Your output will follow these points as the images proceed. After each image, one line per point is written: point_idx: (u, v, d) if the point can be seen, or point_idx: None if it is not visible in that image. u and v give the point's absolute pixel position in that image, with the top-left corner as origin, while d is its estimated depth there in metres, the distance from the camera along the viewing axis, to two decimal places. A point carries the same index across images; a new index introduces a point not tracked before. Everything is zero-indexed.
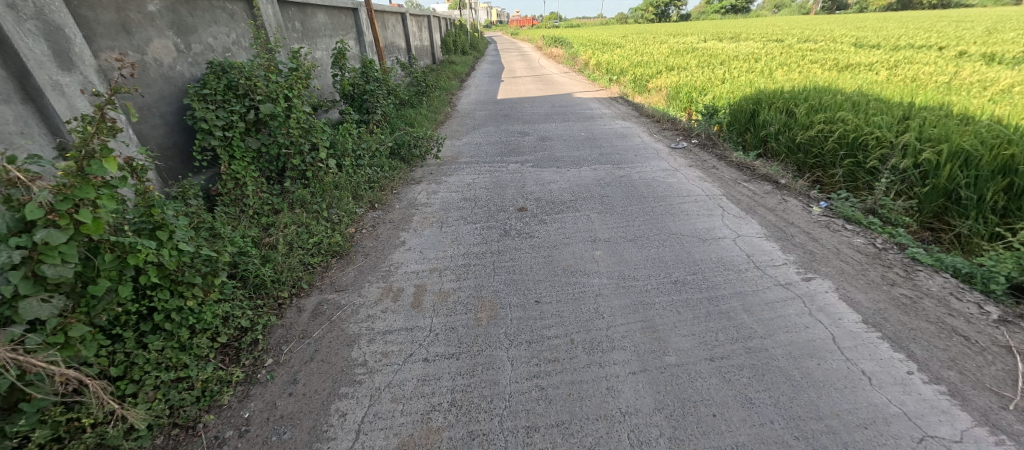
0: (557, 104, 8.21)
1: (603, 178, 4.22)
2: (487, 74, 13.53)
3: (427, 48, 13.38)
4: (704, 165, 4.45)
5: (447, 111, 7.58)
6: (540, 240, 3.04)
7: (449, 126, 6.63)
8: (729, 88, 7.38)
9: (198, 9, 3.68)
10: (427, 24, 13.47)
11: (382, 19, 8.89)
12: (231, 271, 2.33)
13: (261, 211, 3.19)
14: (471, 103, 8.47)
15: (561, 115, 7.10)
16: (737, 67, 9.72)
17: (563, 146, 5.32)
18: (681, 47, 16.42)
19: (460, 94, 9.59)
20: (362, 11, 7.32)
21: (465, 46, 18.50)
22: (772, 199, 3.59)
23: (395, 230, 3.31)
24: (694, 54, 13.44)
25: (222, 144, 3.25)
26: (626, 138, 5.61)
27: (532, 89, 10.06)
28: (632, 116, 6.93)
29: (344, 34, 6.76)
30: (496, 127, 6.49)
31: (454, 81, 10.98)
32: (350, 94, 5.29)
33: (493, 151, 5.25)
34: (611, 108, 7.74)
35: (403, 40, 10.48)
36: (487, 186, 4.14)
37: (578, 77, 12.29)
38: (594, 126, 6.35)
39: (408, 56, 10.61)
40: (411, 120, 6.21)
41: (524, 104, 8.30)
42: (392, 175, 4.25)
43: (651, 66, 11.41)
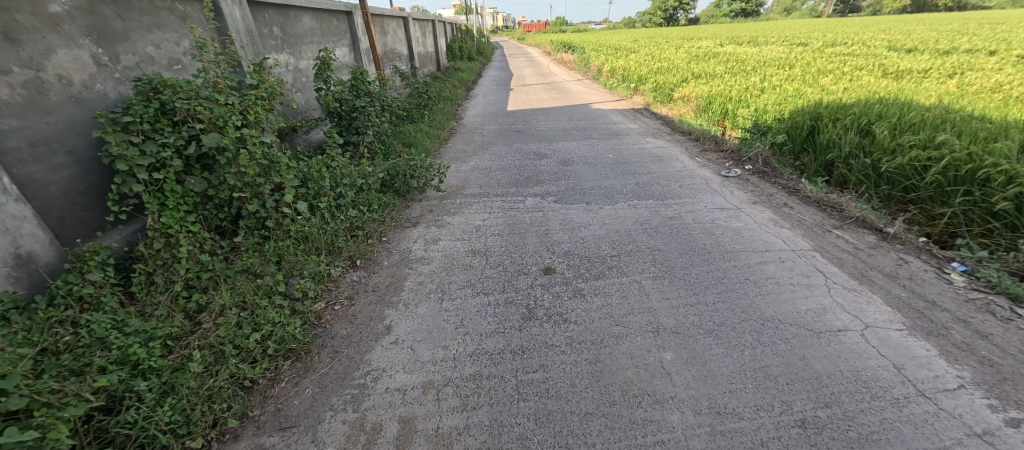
0: (575, 117, 7.31)
1: (647, 221, 3.32)
2: (496, 82, 12.74)
3: (431, 55, 12.62)
4: (773, 203, 3.54)
5: (452, 127, 6.72)
6: (581, 329, 2.15)
7: (453, 146, 5.76)
8: (775, 100, 6.42)
9: (132, 12, 2.87)
10: (431, 30, 12.67)
11: (381, 25, 8.09)
12: (104, 422, 1.48)
13: (194, 285, 2.33)
14: (478, 115, 7.64)
15: (582, 131, 6.22)
16: (773, 74, 8.80)
17: (589, 173, 4.44)
18: (700, 52, 15.46)
19: (466, 105, 8.78)
20: (357, 15, 6.52)
21: (471, 52, 17.77)
22: (887, 259, 2.66)
23: (379, 305, 2.44)
24: (717, 59, 12.54)
25: (146, 190, 2.41)
26: (664, 162, 4.72)
27: (546, 99, 9.17)
28: (664, 132, 6.02)
29: (334, 41, 5.94)
30: (508, 147, 5.61)
31: (460, 91, 10.15)
32: (336, 111, 4.43)
33: (506, 180, 4.38)
34: (637, 122, 6.85)
35: (404, 47, 9.68)
36: (501, 231, 3.27)
37: (593, 84, 11.44)
38: (622, 145, 5.45)
39: (410, 64, 9.83)
40: (409, 139, 5.34)
41: (539, 117, 7.44)
42: (381, 217, 3.40)
43: (674, 73, 10.46)
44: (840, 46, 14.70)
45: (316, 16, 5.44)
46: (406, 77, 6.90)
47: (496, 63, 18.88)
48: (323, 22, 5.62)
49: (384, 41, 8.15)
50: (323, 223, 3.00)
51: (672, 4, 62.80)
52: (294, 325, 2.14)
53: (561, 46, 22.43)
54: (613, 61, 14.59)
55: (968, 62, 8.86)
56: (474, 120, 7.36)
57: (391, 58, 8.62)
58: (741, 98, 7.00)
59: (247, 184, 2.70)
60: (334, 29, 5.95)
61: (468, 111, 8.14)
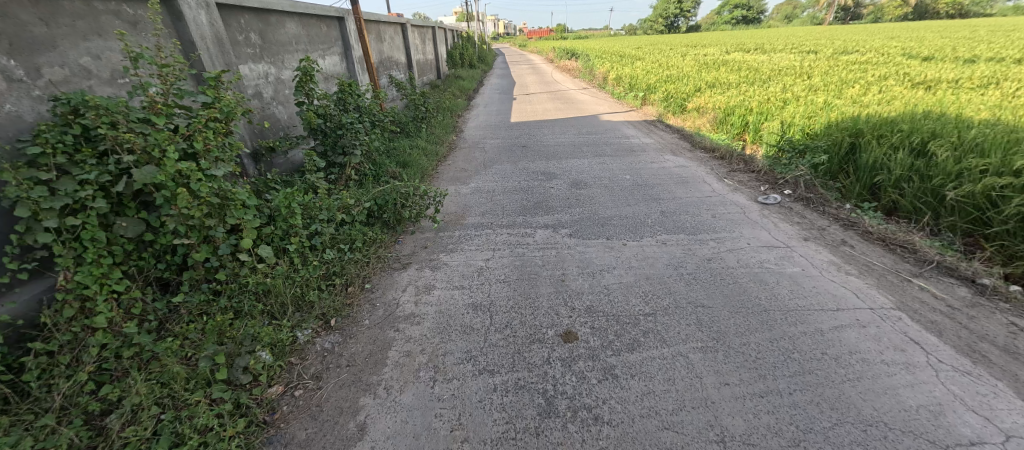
0: (584, 130, 6.79)
1: (683, 264, 2.77)
2: (498, 91, 12.27)
3: (431, 62, 12.18)
4: (828, 241, 3.00)
5: (451, 142, 6.21)
6: (618, 436, 1.60)
7: (452, 164, 5.23)
8: (805, 113, 5.88)
9: (62, 15, 2.36)
10: (431, 36, 12.22)
11: (376, 32, 7.62)
12: None
13: (110, 369, 1.79)
14: (480, 128, 7.15)
15: (593, 147, 5.70)
16: (793, 83, 8.31)
17: (606, 198, 3.92)
18: (709, 60, 15.02)
19: (468, 116, 8.29)
20: (350, 20, 6.05)
21: (473, 60, 17.36)
22: (996, 324, 2.11)
23: (352, 388, 1.89)
24: (728, 67, 12.06)
25: (58, 241, 1.87)
26: (689, 184, 4.19)
27: (551, 109, 8.66)
28: (683, 148, 5.50)
29: (323, 50, 5.45)
30: (513, 165, 5.08)
31: (461, 101, 9.66)
32: (319, 128, 3.89)
33: (512, 206, 3.84)
34: (652, 135, 6.34)
35: (402, 55, 9.22)
36: (508, 277, 2.72)
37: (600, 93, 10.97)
38: (639, 164, 4.93)
39: (408, 72, 9.37)
40: (403, 158, 4.82)
41: (545, 130, 6.92)
42: (365, 258, 2.87)
43: (685, 82, 9.95)
44: (854, 54, 14.18)
45: (301, 23, 4.95)
46: (403, 87, 6.40)
47: (498, 71, 18.45)
48: (309, 29, 5.15)
49: (379, 48, 7.67)
50: (290, 272, 2.44)
51: (673, 11, 62.79)
52: (231, 433, 1.58)
53: (565, 54, 22.00)
54: (618, 69, 14.10)
55: (1002, 72, 8.30)
56: (475, 133, 6.84)
57: (388, 67, 8.14)
58: (765, 110, 6.48)
59: (192, 228, 2.15)
60: (322, 37, 5.47)
61: (469, 123, 7.63)
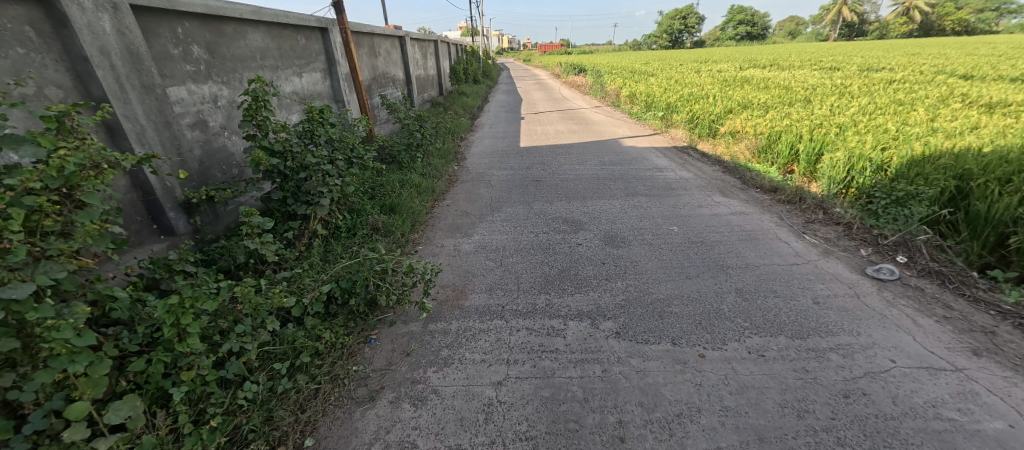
0: (606, 157, 5.85)
1: (806, 404, 1.76)
2: (504, 109, 11.41)
3: (433, 78, 11.39)
4: (1014, 359, 1.98)
5: (451, 174, 5.24)
6: None
7: (451, 205, 4.26)
8: (875, 144, 4.91)
9: None
10: (433, 51, 11.43)
11: (369, 45, 6.76)
12: None
13: None
14: (486, 155, 6.22)
15: (621, 182, 4.74)
16: (839, 104, 7.36)
17: (656, 265, 2.93)
18: (728, 77, 14.19)
19: (471, 139, 7.38)
20: (335, 32, 5.19)
21: (478, 76, 16.65)
22: None
23: None
24: (754, 85, 11.15)
25: None
26: (760, 243, 3.20)
27: (565, 132, 7.73)
28: (733, 186, 4.52)
29: (298, 66, 4.56)
30: (527, 207, 4.11)
31: (464, 121, 8.77)
32: (276, 169, 2.94)
33: (529, 277, 2.86)
34: (689, 166, 5.37)
35: (400, 71, 8.37)
36: (532, 427, 1.71)
37: (615, 113, 10.09)
38: (684, 208, 3.95)
39: (406, 89, 8.52)
40: (389, 201, 3.86)
41: (561, 158, 5.96)
42: (312, 381, 1.89)
43: (712, 101, 9.05)
44: (887, 71, 13.18)
45: (268, 33, 4.06)
46: (395, 109, 5.49)
47: (503, 87, 17.70)
48: (280, 41, 4.26)
49: (371, 63, 6.80)
50: (168, 440, 1.47)
51: (678, 27, 62.77)
52: None
53: (573, 68, 21.24)
54: (633, 86, 13.23)
55: None
56: (480, 161, 5.89)
57: (382, 85, 7.27)
58: (820, 138, 5.51)
59: None
60: (298, 51, 4.58)
61: (472, 149, 6.68)
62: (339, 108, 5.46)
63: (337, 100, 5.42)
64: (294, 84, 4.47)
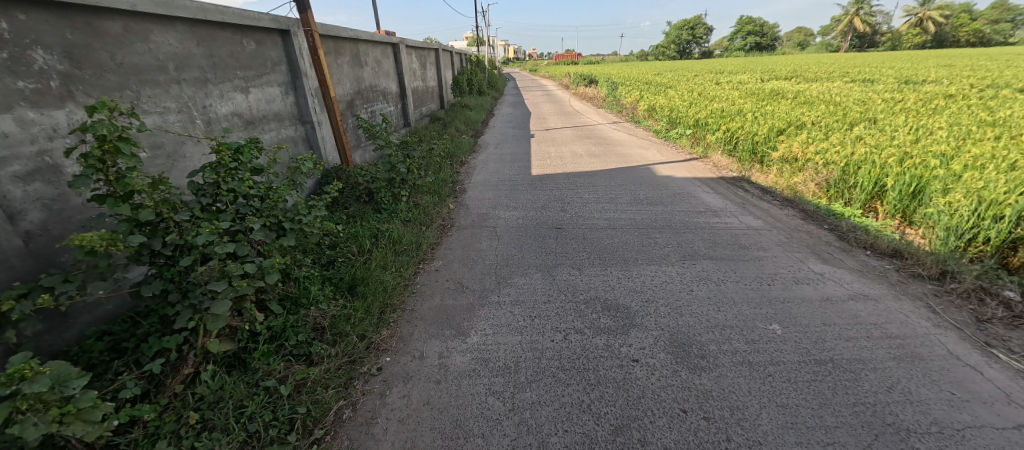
0: (641, 193, 4.65)
1: None
2: (511, 124, 10.30)
3: (433, 91, 10.33)
4: None
5: (445, 217, 4.05)
6: None
7: (441, 271, 3.07)
8: (1010, 186, 3.67)
9: None
10: (433, 61, 10.40)
11: (353, 52, 5.65)
12: None
13: None
14: (490, 188, 5.06)
15: (671, 235, 3.53)
16: (916, 124, 6.12)
17: (777, 421, 1.71)
18: (755, 89, 13.03)
19: (473, 164, 6.23)
20: (299, 36, 4.07)
21: (483, 87, 15.66)
22: None
23: None
24: (792, 99, 9.96)
25: None
26: (933, 370, 1.97)
27: (584, 156, 6.55)
28: (828, 244, 3.30)
29: (242, 79, 3.44)
30: (548, 279, 2.91)
31: (465, 139, 7.62)
32: (145, 249, 1.80)
33: (561, 445, 1.66)
34: (752, 207, 4.17)
35: (392, 84, 7.26)
36: None
37: (637, 130, 8.93)
38: (775, 284, 2.73)
39: (399, 104, 7.43)
40: (351, 276, 2.67)
41: (584, 192, 4.78)
42: None
43: (751, 118, 7.86)
44: (936, 85, 11.86)
45: (192, 36, 2.95)
46: (376, 133, 4.33)
47: (509, 99, 16.60)
48: (213, 46, 3.14)
49: (355, 74, 5.68)
50: None
51: (686, 37, 62.06)
52: None
53: (583, 79, 20.09)
54: (652, 99, 12.07)
55: None
56: (482, 198, 4.71)
57: (369, 100, 6.14)
58: (919, 172, 4.29)
59: None
60: (243, 60, 3.47)
61: (473, 178, 5.51)
62: (305, 131, 4.34)
63: (303, 122, 4.29)
64: (233, 103, 3.34)
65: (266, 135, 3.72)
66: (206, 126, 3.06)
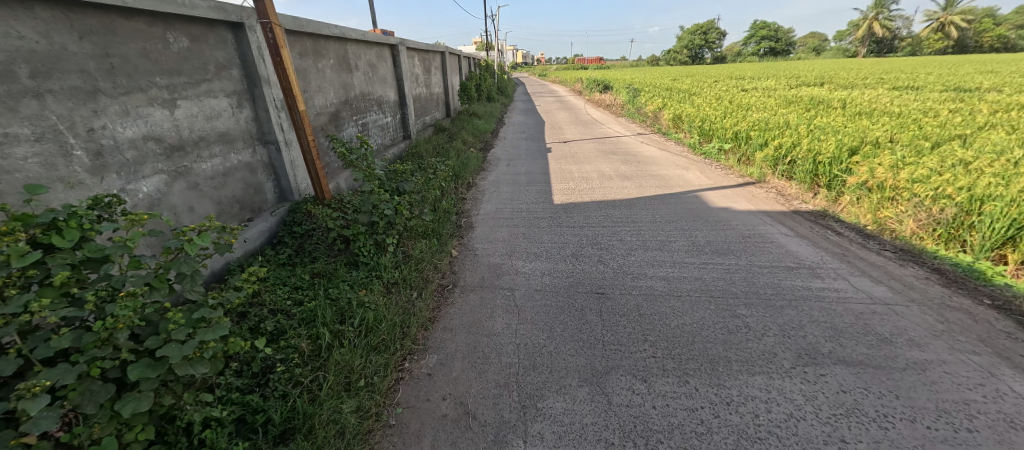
0: (699, 235, 3.59)
1: None
2: (525, 135, 9.29)
3: (438, 98, 9.39)
4: None
5: (445, 272, 3.01)
6: None
7: (435, 378, 2.03)
8: None
9: None
10: (438, 64, 9.47)
11: (340, 54, 4.69)
12: None
13: None
14: (504, 223, 4.04)
15: (765, 312, 2.47)
16: None
17: None
18: (792, 97, 11.88)
19: (483, 188, 5.22)
20: (256, 34, 3.09)
21: (493, 93, 14.72)
22: None
23: None
24: (843, 109, 8.81)
25: None
26: None
27: (614, 178, 5.49)
28: (1011, 337, 2.21)
29: (164, 89, 2.48)
30: (600, 403, 1.85)
31: (472, 155, 6.60)
32: None
33: None
34: (858, 260, 3.09)
35: (390, 92, 6.28)
36: None
37: (668, 143, 7.85)
38: (982, 431, 1.66)
39: (397, 114, 6.46)
40: (286, 408, 1.66)
41: (624, 231, 3.73)
42: None
43: (806, 132, 6.76)
44: (999, 93, 10.62)
45: (71, 25, 1.98)
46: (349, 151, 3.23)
47: (519, 106, 15.60)
48: (113, 42, 2.18)
49: (342, 80, 4.71)
50: None
51: (698, 42, 60.99)
52: None
53: (597, 85, 18.99)
54: (678, 108, 11.01)
55: None
56: (494, 239, 3.67)
57: (359, 110, 5.16)
58: None
59: None
60: (166, 63, 2.50)
61: (481, 209, 4.48)
62: (266, 154, 3.36)
63: (263, 142, 3.32)
64: (148, 122, 2.37)
65: (203, 165, 2.74)
66: (94, 157, 2.08)
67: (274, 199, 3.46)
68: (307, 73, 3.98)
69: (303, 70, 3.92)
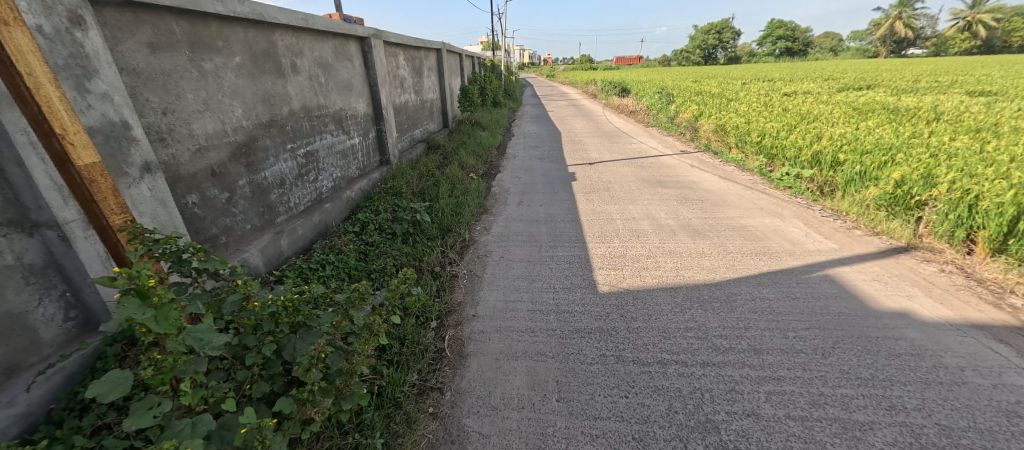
0: (911, 406, 1.80)
1: None
2: (539, 152, 7.51)
3: (432, 105, 7.66)
4: None
5: None
6: None
7: None
8: None
9: None
10: (433, 64, 7.71)
11: (261, 48, 2.94)
12: None
13: None
14: (522, 346, 2.27)
15: None
16: None
17: None
18: (857, 104, 9.97)
19: (485, 251, 3.46)
20: None
21: (500, 97, 12.98)
22: None
23: None
24: (949, 122, 6.92)
25: None
26: None
27: (679, 233, 3.69)
28: None
29: None
30: None
31: (471, 188, 4.84)
32: None
33: None
34: None
35: (358, 102, 4.52)
36: None
37: (730, 167, 6.03)
38: None
39: (367, 133, 4.72)
40: None
41: (749, 384, 1.94)
42: None
43: (932, 158, 4.90)
44: None
45: None
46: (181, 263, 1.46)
47: (528, 111, 13.78)
48: None
49: (262, 89, 2.95)
50: None
51: (712, 41, 58.90)
52: None
53: (614, 88, 17.05)
54: (723, 116, 9.17)
55: None
56: (503, 404, 1.88)
57: (299, 133, 3.41)
58: None
59: None
60: None
61: (480, 303, 2.70)
62: (34, 248, 1.62)
63: (23, 227, 1.58)
64: None
65: None
66: None
67: (62, 336, 1.73)
68: (172, 78, 2.24)
69: (163, 75, 2.19)
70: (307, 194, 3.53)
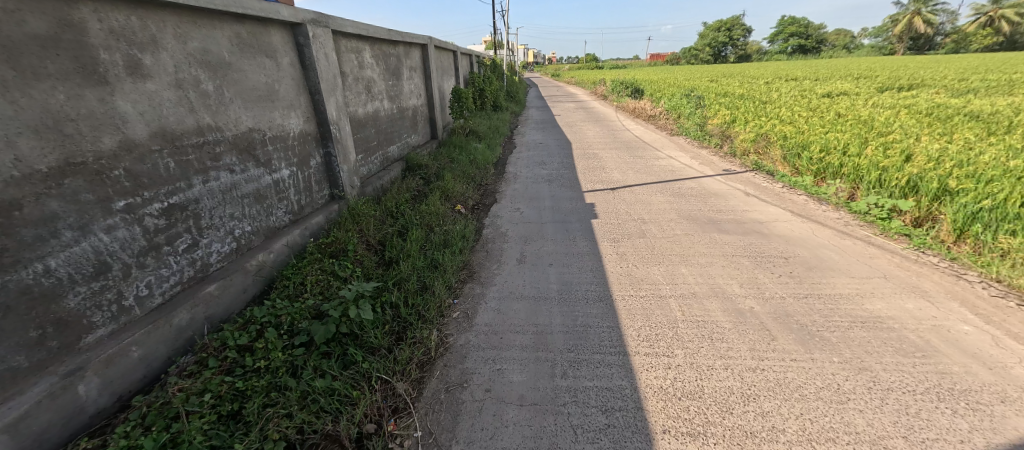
0: None
1: None
2: (547, 170, 6.12)
3: (416, 113, 6.28)
4: None
5: None
6: None
7: None
8: None
9: None
10: (416, 63, 6.33)
11: (33, 33, 1.58)
12: None
13: None
14: None
15: None
16: None
17: None
18: (924, 107, 8.44)
19: (460, 375, 2.05)
20: None
21: (502, 101, 11.61)
22: None
23: None
24: None
25: None
26: None
27: (778, 333, 2.27)
28: None
29: None
30: None
31: (454, 236, 3.44)
32: None
33: None
34: None
35: (288, 117, 3.13)
36: None
37: (797, 197, 4.61)
38: None
39: (304, 160, 3.33)
40: None
41: None
42: None
43: None
44: None
45: None
46: None
47: (534, 116, 12.29)
48: None
49: (39, 110, 1.59)
50: None
51: (722, 39, 57.19)
52: None
53: (626, 88, 15.58)
54: (766, 124, 7.72)
55: None
56: None
57: (149, 178, 2.03)
58: None
59: None
60: None
61: None
62: None
63: None
64: None
65: None
66: None
67: None
68: None
69: None
70: (171, 276, 2.15)
